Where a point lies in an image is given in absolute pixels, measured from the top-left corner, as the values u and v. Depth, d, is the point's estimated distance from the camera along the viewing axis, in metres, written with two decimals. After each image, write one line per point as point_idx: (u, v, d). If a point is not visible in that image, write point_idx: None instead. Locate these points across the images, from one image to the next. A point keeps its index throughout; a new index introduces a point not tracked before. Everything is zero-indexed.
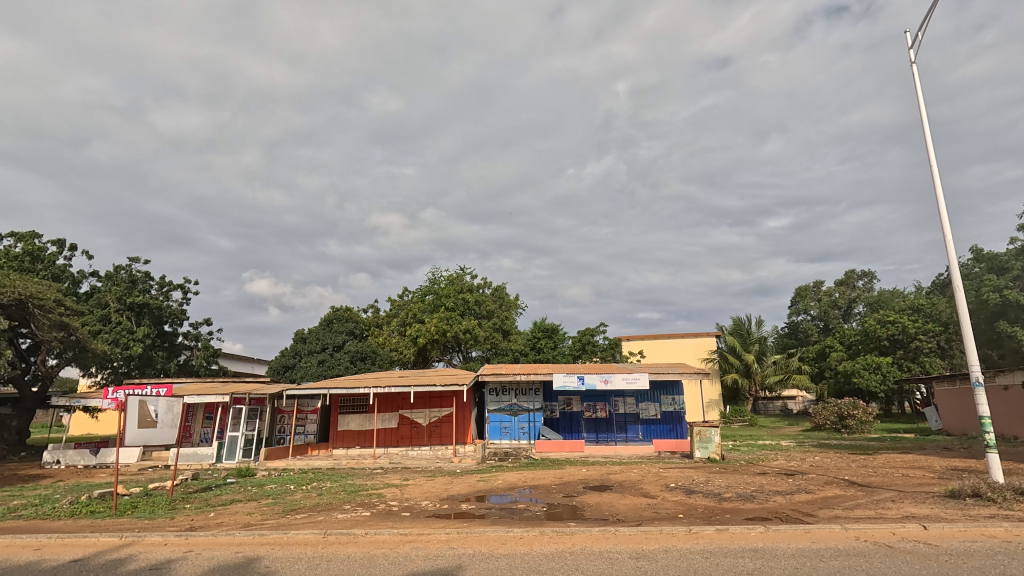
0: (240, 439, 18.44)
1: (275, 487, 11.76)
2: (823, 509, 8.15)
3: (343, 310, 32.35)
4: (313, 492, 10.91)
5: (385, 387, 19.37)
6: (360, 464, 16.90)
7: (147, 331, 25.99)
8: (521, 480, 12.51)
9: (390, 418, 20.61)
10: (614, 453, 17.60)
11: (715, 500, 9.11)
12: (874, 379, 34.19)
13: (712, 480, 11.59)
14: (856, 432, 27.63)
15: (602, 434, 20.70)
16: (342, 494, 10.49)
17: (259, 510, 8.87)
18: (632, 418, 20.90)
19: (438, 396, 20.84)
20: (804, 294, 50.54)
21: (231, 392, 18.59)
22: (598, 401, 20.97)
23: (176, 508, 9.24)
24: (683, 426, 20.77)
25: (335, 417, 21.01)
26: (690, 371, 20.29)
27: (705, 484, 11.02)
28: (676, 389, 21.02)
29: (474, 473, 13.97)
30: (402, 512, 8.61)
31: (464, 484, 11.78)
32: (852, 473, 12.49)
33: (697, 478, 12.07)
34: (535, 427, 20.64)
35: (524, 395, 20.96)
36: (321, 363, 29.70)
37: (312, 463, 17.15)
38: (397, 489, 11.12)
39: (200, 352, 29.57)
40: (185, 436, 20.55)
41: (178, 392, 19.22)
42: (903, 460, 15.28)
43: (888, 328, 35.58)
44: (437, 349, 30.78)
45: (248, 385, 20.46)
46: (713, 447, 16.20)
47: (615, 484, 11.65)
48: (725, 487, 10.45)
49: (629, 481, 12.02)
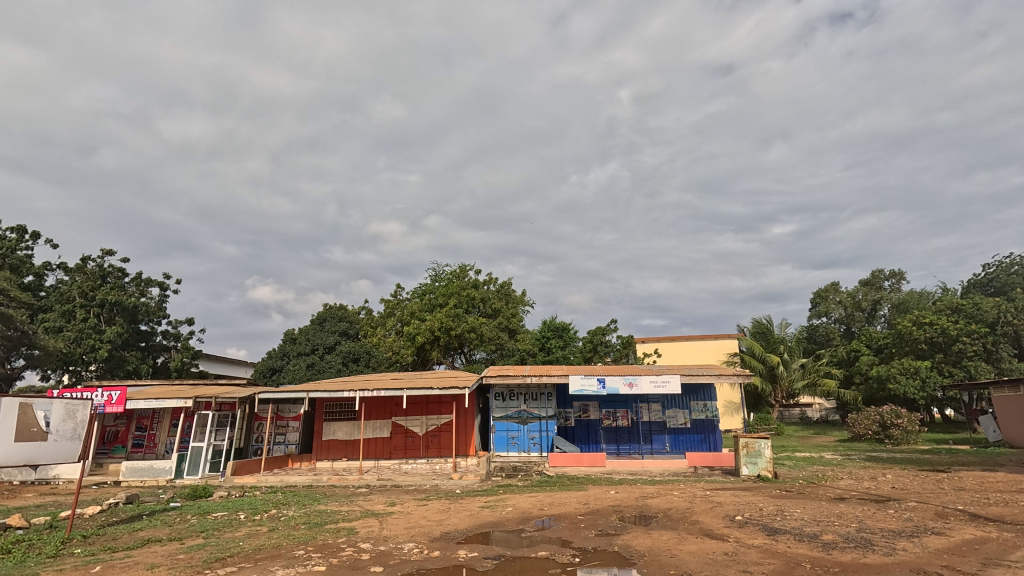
0: (204, 450, 15.89)
1: (222, 517, 9.14)
2: (993, 570, 5.47)
3: (337, 308, 29.82)
4: (261, 527, 8.20)
5: (373, 390, 16.79)
6: (343, 481, 14.28)
7: (117, 330, 23.48)
8: (536, 507, 9.78)
9: (381, 427, 18.33)
10: (642, 469, 14.96)
11: (817, 550, 6.38)
12: (911, 386, 31.34)
13: (787, 511, 8.83)
14: (901, 444, 24.82)
15: (624, 446, 18.06)
16: (298, 531, 7.82)
17: (168, 562, 6.21)
18: (658, 427, 18.23)
19: (436, 402, 18.43)
20: (825, 296, 47.56)
21: (195, 395, 16.04)
22: (618, 408, 18.37)
23: (60, 555, 6.62)
24: (716, 437, 18.12)
25: (319, 426, 18.45)
26: (726, 373, 17.59)
27: (779, 518, 8.24)
28: (708, 395, 18.39)
29: (478, 496, 11.30)
30: (372, 566, 5.94)
31: (463, 515, 8.98)
32: (961, 501, 9.68)
33: (764, 507, 9.30)
34: (547, 438, 17.98)
35: (534, 401, 18.35)
36: (310, 366, 27.12)
37: (287, 480, 14.56)
38: (376, 522, 8.41)
39: (179, 354, 27.09)
40: (149, 446, 18.19)
41: (138, 395, 16.77)
42: (1000, 481, 12.48)
43: (925, 330, 32.77)
44: (437, 350, 28.10)
45: (220, 388, 17.97)
46: (764, 463, 13.53)
47: (662, 516, 8.86)
48: (814, 524, 7.70)
49: (673, 511, 9.27)
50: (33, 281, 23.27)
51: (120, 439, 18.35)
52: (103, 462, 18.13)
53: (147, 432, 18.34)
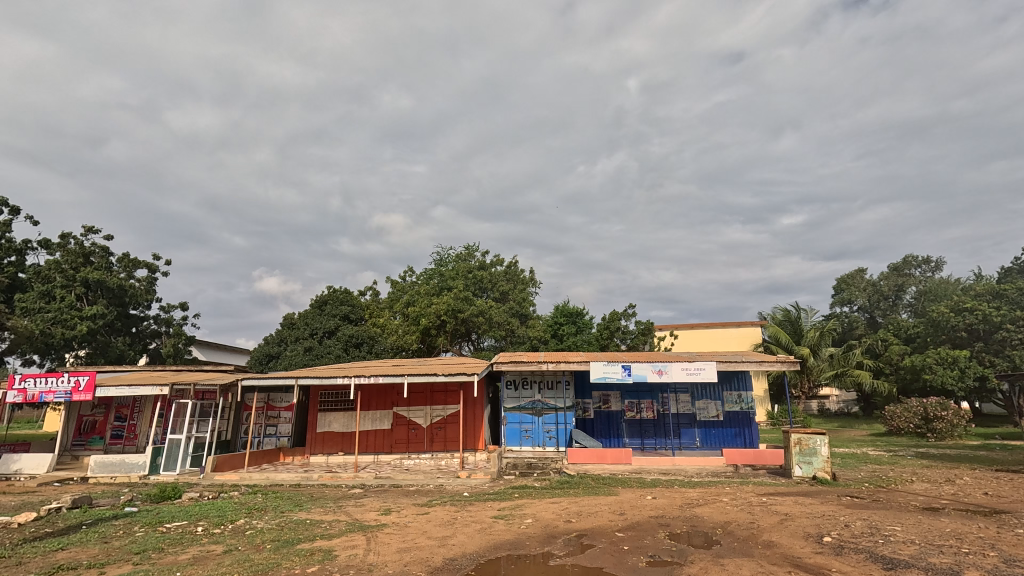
0: (182, 443, 14.12)
1: (173, 529, 7.39)
2: None
3: (340, 291, 28.03)
4: (215, 546, 6.43)
5: (370, 377, 14.99)
6: (335, 480, 12.54)
7: (101, 309, 21.53)
8: (563, 519, 7.97)
9: (381, 418, 16.62)
10: (674, 468, 13.13)
11: None
12: (949, 376, 29.24)
13: (884, 530, 6.91)
14: (946, 439, 22.79)
15: (649, 440, 16.25)
16: (258, 555, 6.02)
17: None
18: (686, 420, 16.40)
19: (442, 391, 16.69)
20: (848, 283, 45.30)
21: (171, 383, 14.35)
22: (643, 398, 16.56)
23: None
24: (752, 431, 16.24)
25: (312, 416, 16.79)
26: (768, 360, 15.65)
27: (882, 540, 6.35)
28: (744, 384, 16.49)
29: (490, 501, 9.54)
30: None
31: (472, 532, 7.16)
32: None
33: (850, 523, 7.36)
34: (565, 431, 16.21)
35: (550, 390, 16.56)
36: (308, 352, 25.60)
37: (272, 478, 12.84)
38: (361, 542, 6.63)
39: (170, 340, 25.47)
40: (129, 437, 16.69)
41: (110, 382, 15.06)
42: None
43: (964, 317, 30.65)
44: (444, 337, 26.12)
45: (204, 374, 16.34)
46: (820, 463, 11.62)
47: (720, 535, 6.99)
48: (937, 552, 5.80)
49: (735, 527, 7.41)
50: (12, 261, 21.60)
51: (98, 430, 16.75)
52: (80, 455, 16.54)
53: (127, 423, 16.80)
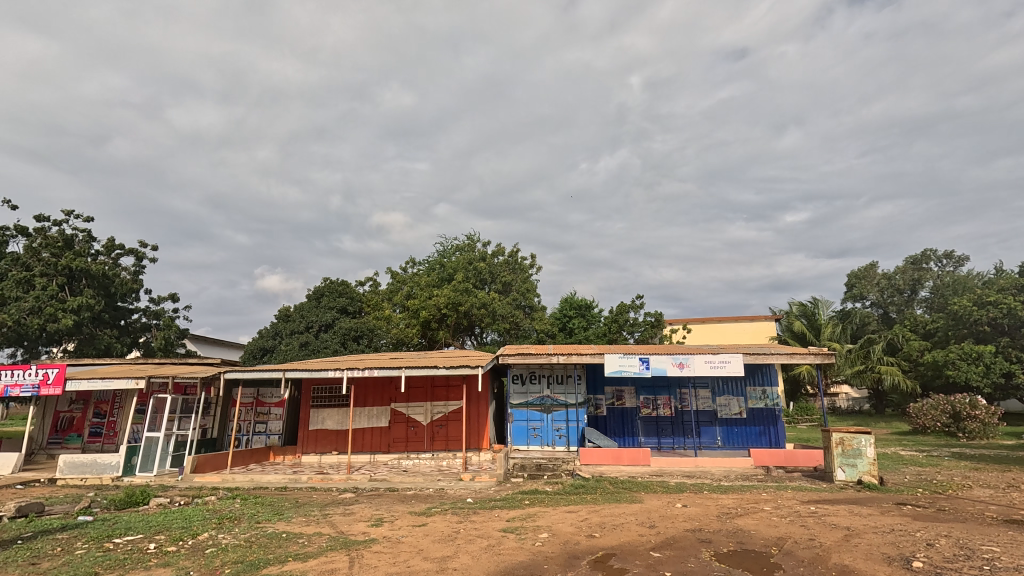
0: (160, 441, 12.98)
1: (121, 547, 6.17)
2: None
3: (337, 282, 26.79)
4: (163, 571, 5.22)
5: (365, 370, 13.78)
6: (325, 483, 11.35)
7: (85, 299, 20.34)
8: (585, 534, 6.73)
9: (378, 415, 15.45)
10: (699, 470, 11.91)
11: None
12: (974, 373, 27.86)
13: (983, 552, 5.61)
14: (977, 437, 21.45)
15: (666, 440, 15.03)
16: None
17: None
18: (706, 418, 15.18)
19: (443, 386, 15.51)
20: (861, 278, 43.88)
21: (147, 376, 13.14)
22: (659, 394, 15.33)
23: None
24: (778, 429, 15.01)
25: (305, 413, 15.62)
26: (798, 353, 14.39)
27: (989, 568, 5.07)
28: (769, 379, 15.23)
29: (497, 510, 8.31)
30: None
31: (478, 550, 5.96)
32: None
33: (933, 541, 6.11)
34: (576, 430, 15.00)
35: (560, 385, 15.37)
36: (304, 346, 24.44)
37: (256, 480, 11.66)
38: (342, 565, 5.38)
39: (160, 332, 24.33)
40: (109, 434, 15.55)
41: (83, 375, 13.87)
42: None
43: (987, 310, 29.33)
44: (445, 330, 24.87)
45: (186, 367, 15.14)
46: (866, 466, 10.36)
47: (780, 558, 5.72)
48: None
49: (793, 545, 6.16)
50: None
51: (75, 427, 15.62)
52: (55, 453, 15.43)
53: (106, 419, 15.66)
